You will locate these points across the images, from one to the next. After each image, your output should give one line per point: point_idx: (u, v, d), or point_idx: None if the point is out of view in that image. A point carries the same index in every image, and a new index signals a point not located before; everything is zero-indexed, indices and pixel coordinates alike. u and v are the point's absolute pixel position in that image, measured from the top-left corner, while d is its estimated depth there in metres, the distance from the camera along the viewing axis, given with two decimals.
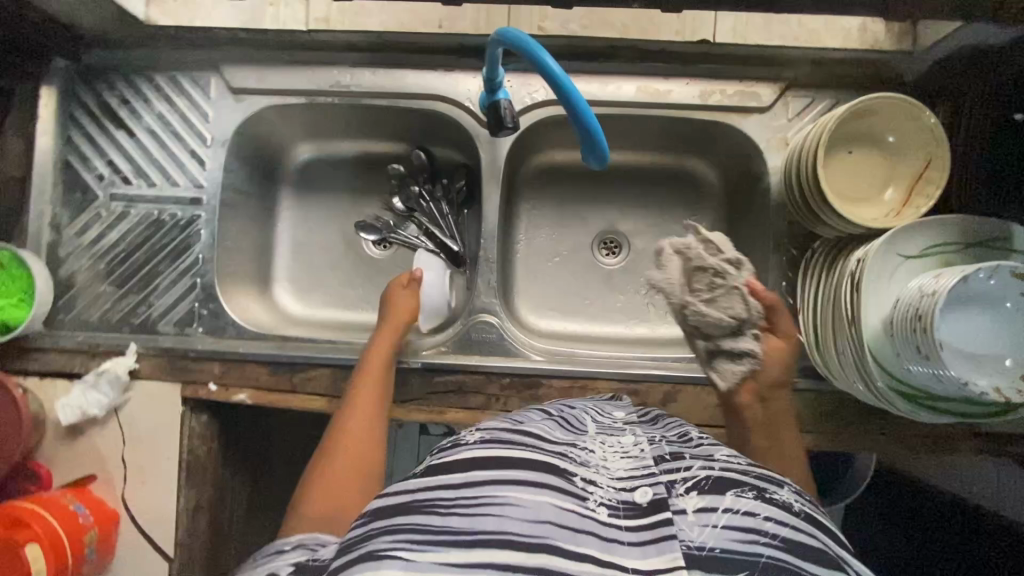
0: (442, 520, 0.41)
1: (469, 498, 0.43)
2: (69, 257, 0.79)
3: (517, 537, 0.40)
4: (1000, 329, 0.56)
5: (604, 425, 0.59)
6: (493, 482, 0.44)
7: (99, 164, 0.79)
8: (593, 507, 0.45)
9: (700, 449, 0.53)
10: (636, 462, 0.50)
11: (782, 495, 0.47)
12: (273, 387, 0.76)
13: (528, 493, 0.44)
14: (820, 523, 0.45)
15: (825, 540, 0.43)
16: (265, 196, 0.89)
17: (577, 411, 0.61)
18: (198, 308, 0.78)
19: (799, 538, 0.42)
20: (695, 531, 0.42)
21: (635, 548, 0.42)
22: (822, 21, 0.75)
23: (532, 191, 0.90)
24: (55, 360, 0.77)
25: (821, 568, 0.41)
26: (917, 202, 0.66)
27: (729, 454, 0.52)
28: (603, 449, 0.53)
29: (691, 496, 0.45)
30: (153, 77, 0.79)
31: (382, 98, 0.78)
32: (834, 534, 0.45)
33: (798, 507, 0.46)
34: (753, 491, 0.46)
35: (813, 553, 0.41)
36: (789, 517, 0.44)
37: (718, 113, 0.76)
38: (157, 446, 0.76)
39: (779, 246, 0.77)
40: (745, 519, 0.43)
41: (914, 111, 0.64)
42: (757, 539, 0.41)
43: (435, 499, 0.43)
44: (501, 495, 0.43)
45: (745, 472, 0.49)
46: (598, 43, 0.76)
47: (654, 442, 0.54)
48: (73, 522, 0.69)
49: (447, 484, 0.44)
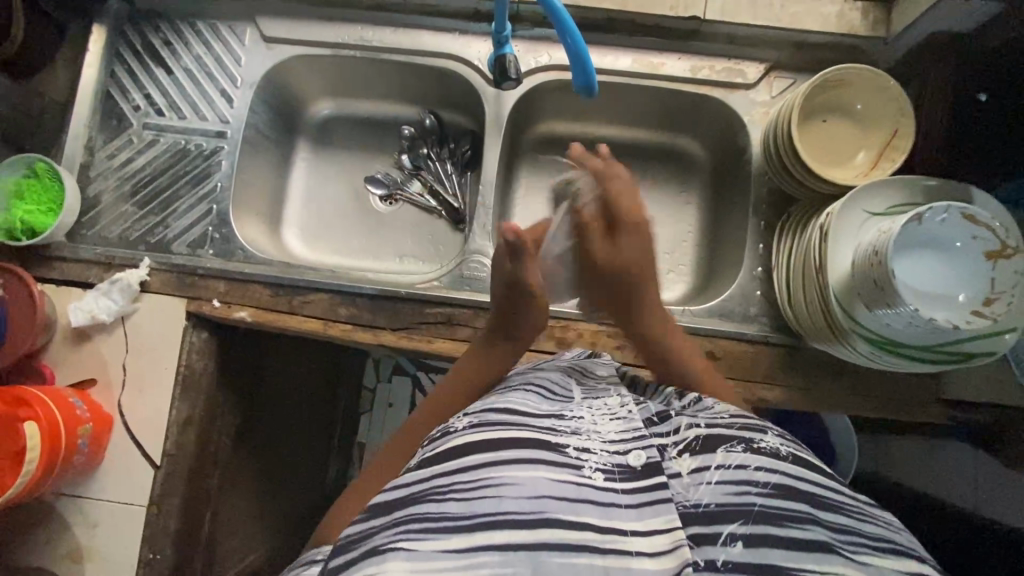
0: (439, 507, 0.43)
1: (466, 480, 0.44)
2: (98, 178, 0.85)
3: (521, 514, 0.42)
4: (952, 268, 0.62)
5: (588, 385, 0.60)
6: (489, 462, 0.46)
7: (136, 96, 0.87)
8: (590, 474, 0.46)
9: (686, 407, 0.55)
10: (626, 425, 0.51)
11: (768, 442, 0.49)
12: (273, 307, 0.80)
13: (524, 468, 0.45)
14: (805, 462, 0.48)
15: (814, 482, 0.46)
16: (283, 144, 0.95)
17: (562, 376, 0.61)
18: (211, 231, 0.84)
19: (790, 483, 0.45)
20: (690, 491, 0.45)
21: (632, 511, 0.44)
22: (803, 7, 0.81)
23: (533, 157, 0.96)
24: (72, 269, 0.81)
25: (807, 507, 0.44)
26: (884, 165, 0.73)
27: (713, 412, 0.53)
28: (591, 412, 0.53)
29: (684, 460, 0.47)
30: (196, 23, 0.88)
31: (399, 54, 0.86)
32: (822, 472, 0.48)
33: (784, 451, 0.48)
34: (742, 444, 0.48)
35: (800, 494, 0.45)
36: (778, 464, 0.47)
37: (705, 86, 0.83)
38: (157, 355, 0.79)
39: (758, 211, 0.81)
40: (738, 473, 0.45)
41: (880, 81, 0.71)
42: (750, 489, 0.44)
43: (433, 488, 0.44)
44: (498, 473, 0.45)
45: (730, 426, 0.50)
46: (599, 15, 0.83)
47: (639, 405, 0.56)
48: (71, 411, 0.72)
49: (445, 470, 0.46)
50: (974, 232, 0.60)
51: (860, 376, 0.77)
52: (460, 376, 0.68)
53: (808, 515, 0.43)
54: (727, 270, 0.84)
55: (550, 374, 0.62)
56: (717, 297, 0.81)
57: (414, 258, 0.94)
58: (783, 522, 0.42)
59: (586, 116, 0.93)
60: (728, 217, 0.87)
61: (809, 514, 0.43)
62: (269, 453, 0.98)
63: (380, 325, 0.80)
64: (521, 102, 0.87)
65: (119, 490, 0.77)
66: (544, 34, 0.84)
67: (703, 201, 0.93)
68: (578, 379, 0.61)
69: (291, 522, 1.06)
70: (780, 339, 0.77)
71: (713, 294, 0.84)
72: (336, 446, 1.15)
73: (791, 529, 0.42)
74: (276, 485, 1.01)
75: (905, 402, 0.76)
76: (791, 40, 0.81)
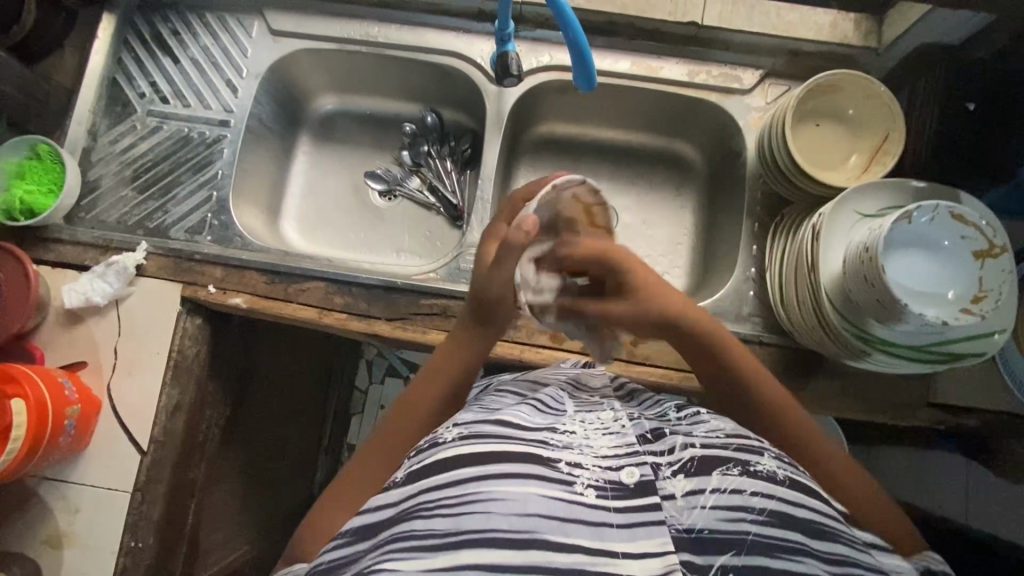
0: (426, 525, 0.42)
1: (455, 496, 0.43)
2: (100, 162, 0.86)
3: (508, 532, 0.41)
4: (939, 269, 0.64)
5: (580, 400, 0.57)
6: (475, 478, 0.44)
7: (142, 84, 0.88)
8: (581, 490, 0.44)
9: (685, 422, 0.53)
10: (619, 440, 0.49)
11: (764, 464, 0.47)
12: (268, 294, 0.81)
13: (513, 483, 0.43)
14: (801, 485, 0.46)
15: (810, 508, 0.45)
16: (285, 137, 0.96)
17: (559, 391, 0.58)
18: (210, 219, 0.84)
19: (785, 510, 0.44)
20: (684, 515, 0.43)
21: (624, 532, 0.42)
22: (798, 15, 0.84)
23: (532, 156, 0.97)
24: (70, 252, 0.81)
25: (798, 536, 0.43)
26: (875, 169, 0.76)
27: (708, 429, 0.51)
28: (584, 427, 0.50)
29: (678, 481, 0.45)
30: (204, 15, 0.90)
31: (404, 50, 0.88)
32: (820, 497, 0.46)
33: (781, 475, 0.46)
34: (737, 467, 0.46)
35: (794, 523, 0.43)
36: (774, 489, 0.45)
37: (702, 91, 0.84)
38: (150, 338, 0.79)
39: (752, 213, 0.82)
40: (732, 498, 0.44)
41: (871, 87, 0.74)
42: (744, 516, 0.43)
43: (421, 503, 0.44)
44: (485, 491, 0.43)
45: (725, 446, 0.48)
46: (599, 18, 0.86)
47: (634, 419, 0.53)
48: (59, 391, 0.71)
49: (433, 485, 0.44)
50: (961, 233, 0.63)
51: (851, 378, 0.77)
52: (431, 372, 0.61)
53: (799, 546, 0.42)
54: (720, 271, 0.85)
55: (548, 389, 0.59)
56: (710, 296, 0.82)
57: (412, 253, 0.95)
58: (774, 552, 0.42)
59: (586, 118, 0.94)
60: (723, 217, 0.88)
61: (800, 543, 0.42)
62: (257, 447, 0.96)
63: (374, 315, 0.80)
64: (521, 101, 0.88)
65: (103, 475, 0.76)
66: (547, 35, 0.86)
67: (698, 204, 0.94)
68: (573, 392, 0.59)
69: (278, 520, 1.04)
70: (770, 337, 0.78)
71: (707, 293, 0.85)
72: (326, 446, 1.14)
73: (781, 562, 0.41)
74: (264, 481, 0.99)
75: (888, 405, 0.77)
76: (785, 47, 0.84)
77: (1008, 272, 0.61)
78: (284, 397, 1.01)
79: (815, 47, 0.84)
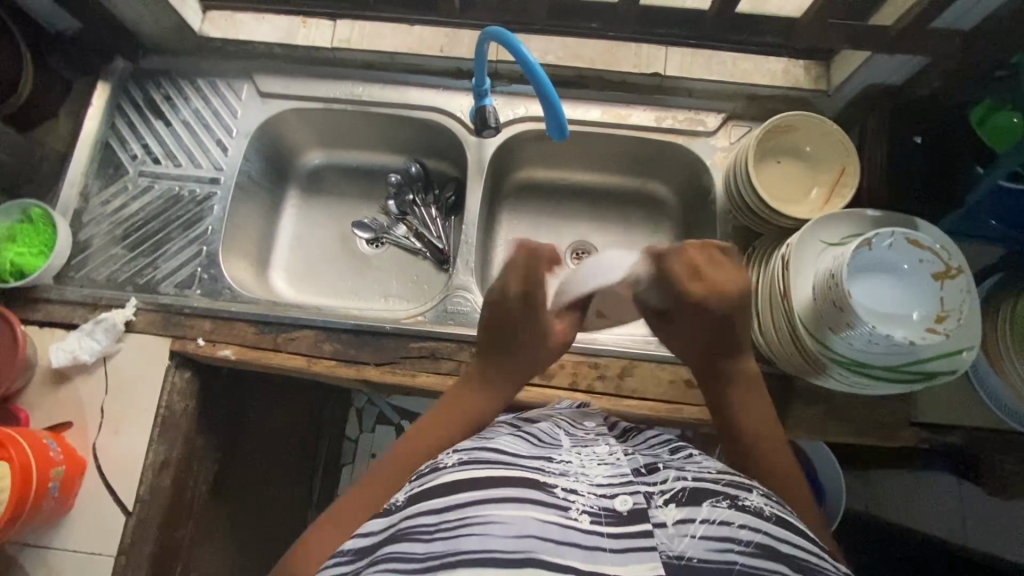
0: (425, 547, 0.42)
1: (452, 520, 0.43)
2: (90, 222, 0.88)
3: (503, 554, 0.40)
4: (901, 291, 0.67)
5: (577, 436, 0.58)
6: (476, 501, 0.44)
7: (134, 147, 0.92)
8: (575, 516, 0.44)
9: (677, 459, 0.53)
10: (614, 470, 0.50)
11: (752, 500, 0.47)
12: (258, 345, 0.81)
13: (509, 507, 0.44)
14: (789, 524, 0.46)
15: (798, 546, 0.45)
16: (275, 190, 1.00)
17: (551, 428, 0.59)
18: (200, 272, 0.86)
19: (771, 544, 0.44)
20: (675, 542, 0.44)
21: (617, 556, 0.42)
22: (753, 63, 0.91)
23: (514, 201, 1.01)
24: (57, 311, 0.82)
25: (787, 570, 0.43)
26: (835, 201, 0.80)
27: (701, 466, 0.52)
28: (580, 458, 0.52)
29: (670, 509, 0.46)
30: (196, 81, 0.94)
31: (388, 107, 0.93)
32: (805, 534, 0.46)
33: (768, 512, 0.46)
34: (726, 500, 0.47)
35: (782, 556, 0.43)
36: (761, 522, 0.45)
37: (669, 134, 0.90)
38: (137, 394, 0.79)
39: (725, 246, 0.86)
40: (721, 529, 0.44)
41: (824, 126, 0.80)
42: (732, 547, 0.43)
43: (419, 525, 0.44)
44: (485, 512, 0.43)
45: (716, 481, 0.49)
46: (569, 72, 0.92)
47: (628, 455, 0.54)
48: (45, 454, 0.70)
49: (433, 509, 0.45)
50: (920, 256, 0.66)
51: (835, 400, 0.79)
52: (453, 405, 0.65)
53: None
54: None
55: (539, 425, 0.60)
56: None
57: (399, 298, 0.96)
58: None
59: (564, 163, 0.99)
60: None
61: None
62: (245, 501, 0.94)
63: (364, 360, 0.81)
64: (500, 151, 0.93)
65: (86, 539, 0.74)
66: (521, 89, 0.92)
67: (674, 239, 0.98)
68: (567, 430, 0.59)
69: None
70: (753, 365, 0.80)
71: None
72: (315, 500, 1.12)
73: None
74: (252, 538, 0.96)
75: (873, 428, 0.78)
76: (742, 92, 0.91)
77: (966, 291, 0.65)
78: (273, 449, 1.00)
79: (771, 91, 0.90)
